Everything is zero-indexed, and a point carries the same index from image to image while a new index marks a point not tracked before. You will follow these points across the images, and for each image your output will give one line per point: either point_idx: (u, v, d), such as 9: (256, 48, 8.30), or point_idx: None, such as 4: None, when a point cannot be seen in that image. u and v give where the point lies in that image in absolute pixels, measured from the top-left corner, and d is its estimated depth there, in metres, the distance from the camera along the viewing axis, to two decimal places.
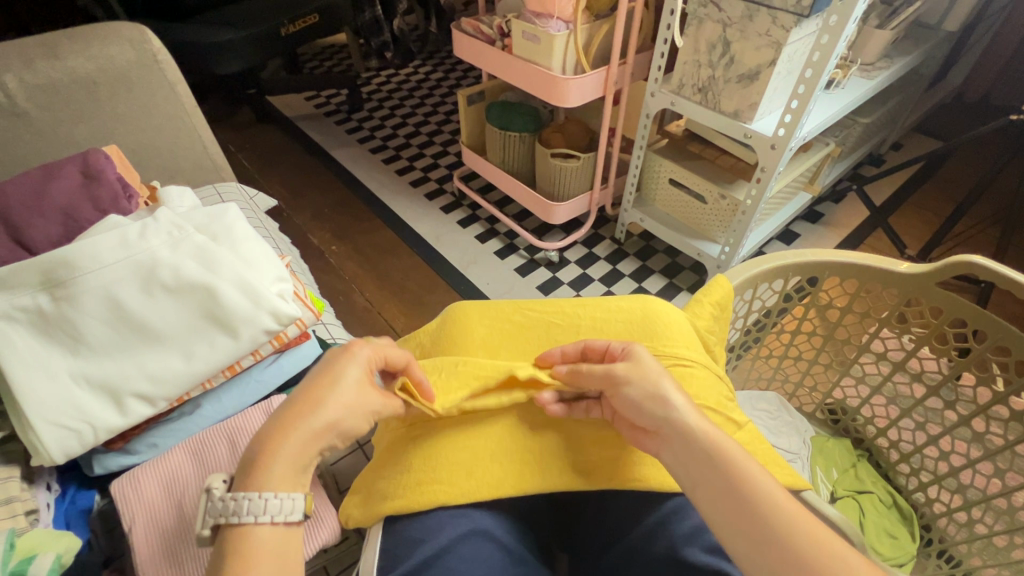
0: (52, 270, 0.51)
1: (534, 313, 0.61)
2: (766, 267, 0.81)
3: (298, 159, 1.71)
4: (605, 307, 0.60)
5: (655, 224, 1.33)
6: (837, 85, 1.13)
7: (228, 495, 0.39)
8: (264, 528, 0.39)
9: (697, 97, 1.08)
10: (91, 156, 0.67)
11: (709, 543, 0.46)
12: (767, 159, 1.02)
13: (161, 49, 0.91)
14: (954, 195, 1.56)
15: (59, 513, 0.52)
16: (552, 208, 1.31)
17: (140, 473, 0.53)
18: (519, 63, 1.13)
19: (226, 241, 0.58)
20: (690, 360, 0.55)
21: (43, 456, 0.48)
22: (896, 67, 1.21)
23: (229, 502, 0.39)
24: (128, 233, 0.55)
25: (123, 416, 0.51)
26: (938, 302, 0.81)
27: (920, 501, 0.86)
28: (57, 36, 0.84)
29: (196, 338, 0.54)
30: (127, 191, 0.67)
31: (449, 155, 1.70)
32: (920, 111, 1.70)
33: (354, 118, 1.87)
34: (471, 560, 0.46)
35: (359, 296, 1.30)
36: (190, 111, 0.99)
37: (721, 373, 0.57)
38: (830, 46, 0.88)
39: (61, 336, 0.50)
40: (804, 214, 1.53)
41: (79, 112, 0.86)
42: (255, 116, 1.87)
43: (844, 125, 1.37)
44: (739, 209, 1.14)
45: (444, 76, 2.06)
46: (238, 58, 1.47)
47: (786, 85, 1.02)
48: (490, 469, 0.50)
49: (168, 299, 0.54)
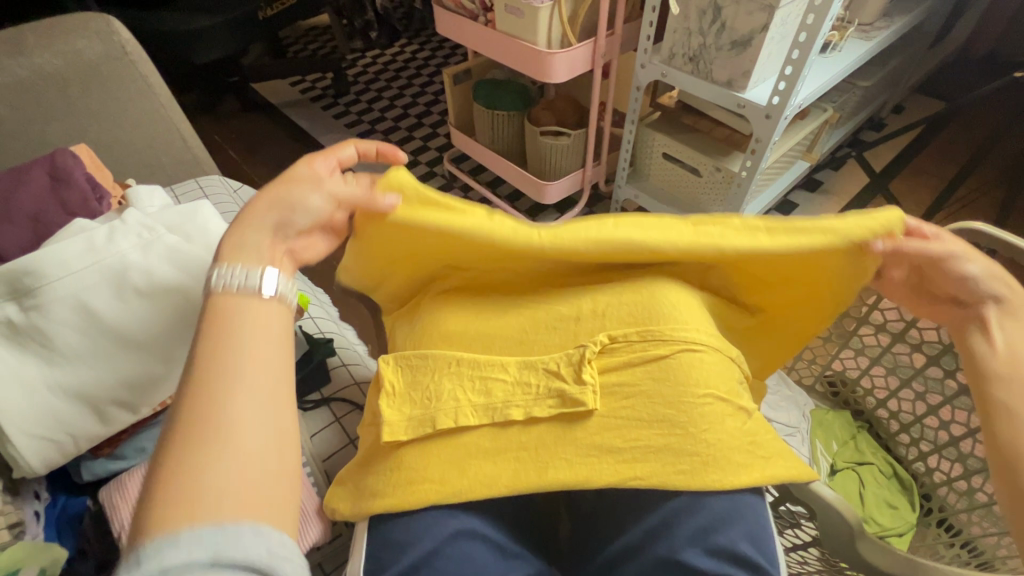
0: (18, 280, 0.50)
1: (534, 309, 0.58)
2: None
3: (285, 146, 1.68)
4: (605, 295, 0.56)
5: (649, 200, 1.30)
6: (833, 48, 1.08)
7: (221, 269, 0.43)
8: (245, 296, 0.43)
9: (688, 67, 1.04)
10: (59, 157, 0.65)
11: (711, 544, 0.46)
12: (761, 129, 0.99)
13: (130, 40, 0.88)
14: (958, 157, 1.53)
15: (50, 521, 0.53)
16: (544, 186, 1.28)
17: (128, 481, 0.53)
18: (501, 39, 1.09)
19: (199, 239, 0.57)
20: (700, 345, 0.51)
21: (25, 467, 0.49)
22: (897, 26, 1.16)
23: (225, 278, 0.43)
24: (96, 237, 0.53)
25: (105, 425, 0.51)
26: None
27: (920, 471, 0.85)
28: (21, 31, 0.81)
29: (175, 342, 0.53)
30: (97, 192, 0.65)
31: (439, 137, 1.67)
32: (922, 70, 1.65)
33: (341, 102, 1.83)
34: (459, 561, 0.48)
35: None
36: (167, 105, 0.96)
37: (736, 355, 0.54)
38: (824, 10, 0.84)
39: (34, 346, 0.49)
40: (804, 183, 1.50)
41: (51, 111, 0.84)
42: (239, 104, 1.83)
43: (843, 90, 1.33)
44: (734, 181, 1.11)
45: (432, 54, 2.01)
46: (216, 45, 1.43)
47: (780, 51, 0.98)
48: (482, 468, 0.50)
49: (141, 304, 0.52)
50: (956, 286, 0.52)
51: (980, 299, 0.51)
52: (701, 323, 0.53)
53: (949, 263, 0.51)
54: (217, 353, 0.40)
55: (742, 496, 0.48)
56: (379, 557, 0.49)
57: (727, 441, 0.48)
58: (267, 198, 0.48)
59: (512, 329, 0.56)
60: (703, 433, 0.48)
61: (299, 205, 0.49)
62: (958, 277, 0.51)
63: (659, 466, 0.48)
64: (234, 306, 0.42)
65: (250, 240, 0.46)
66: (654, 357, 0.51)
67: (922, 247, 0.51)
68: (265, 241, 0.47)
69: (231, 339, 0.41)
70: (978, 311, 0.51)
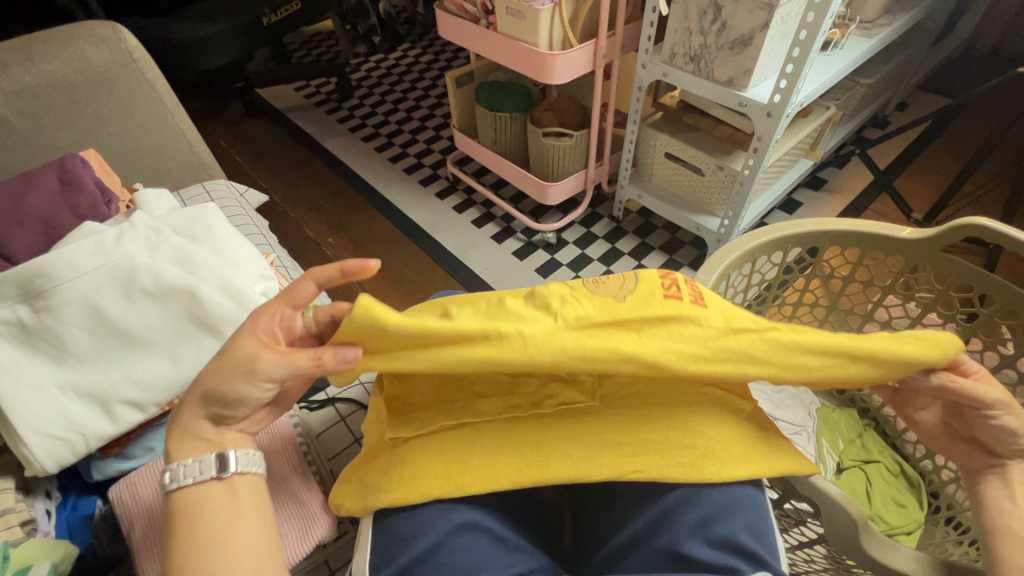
0: (28, 282, 0.51)
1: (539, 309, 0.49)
2: (764, 240, 0.79)
3: (290, 150, 1.69)
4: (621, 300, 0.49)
5: (652, 199, 1.30)
6: (834, 46, 1.08)
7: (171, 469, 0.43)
8: (208, 488, 0.43)
9: (689, 67, 1.05)
10: (68, 162, 0.66)
11: (713, 536, 0.46)
12: (763, 127, 0.99)
13: (137, 47, 0.89)
14: (963, 154, 1.52)
15: (61, 520, 0.54)
16: (547, 187, 1.28)
17: (137, 479, 0.54)
18: (503, 41, 1.10)
19: (206, 241, 0.58)
20: None
21: (36, 466, 0.49)
22: (899, 24, 1.15)
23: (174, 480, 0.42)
24: (105, 239, 0.54)
25: (113, 424, 0.52)
26: (945, 268, 0.79)
27: (928, 469, 0.85)
28: (31, 40, 0.82)
29: (182, 342, 0.54)
30: (106, 196, 0.67)
31: (442, 140, 1.68)
32: (926, 67, 1.64)
33: (345, 106, 1.84)
34: (461, 552, 0.48)
35: (358, 287, 1.30)
36: (173, 111, 0.97)
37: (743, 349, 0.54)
38: (823, 7, 0.84)
39: (45, 348, 0.51)
40: (807, 181, 1.49)
41: (59, 117, 0.85)
42: (244, 109, 1.85)
43: (845, 87, 1.33)
44: (737, 179, 1.11)
45: (434, 58, 2.02)
46: (222, 51, 1.45)
47: (781, 49, 0.98)
48: (485, 462, 0.50)
49: (150, 304, 0.54)
50: (986, 435, 0.49)
51: (1005, 458, 0.49)
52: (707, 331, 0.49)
53: (983, 415, 0.48)
54: (193, 551, 0.40)
55: (742, 489, 0.49)
56: (383, 551, 0.49)
57: (728, 434, 0.49)
58: (196, 397, 0.45)
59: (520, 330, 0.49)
60: (699, 425, 0.49)
61: (236, 400, 0.45)
62: (991, 427, 0.48)
63: (660, 459, 0.49)
64: (197, 498, 0.42)
65: (203, 432, 0.45)
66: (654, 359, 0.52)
67: (968, 390, 0.48)
68: (228, 413, 0.45)
69: (203, 533, 0.41)
70: (1000, 464, 0.49)
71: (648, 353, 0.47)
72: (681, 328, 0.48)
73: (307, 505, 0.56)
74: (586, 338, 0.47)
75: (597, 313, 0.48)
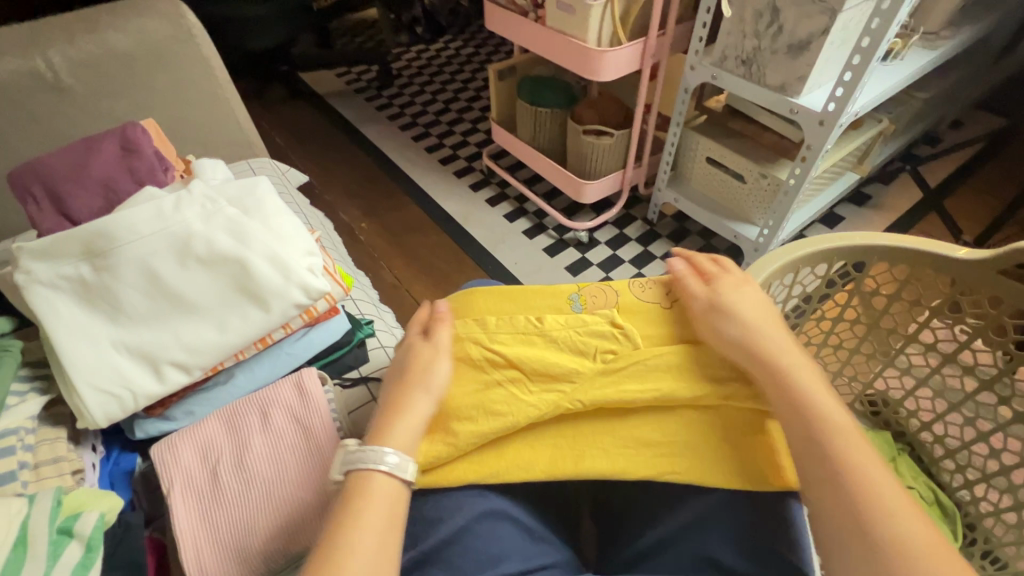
0: (93, 242, 0.53)
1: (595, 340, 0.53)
2: (809, 250, 0.77)
3: (329, 135, 1.72)
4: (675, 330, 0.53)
5: (689, 204, 1.28)
6: (895, 56, 1.04)
7: (359, 447, 0.46)
8: (382, 481, 0.45)
9: (740, 70, 1.02)
10: (130, 130, 0.68)
11: (745, 545, 0.46)
12: (814, 136, 0.96)
13: (196, 24, 0.91)
14: (1019, 178, 1.46)
15: (104, 473, 0.56)
16: (582, 186, 1.27)
17: (177, 440, 0.56)
18: (551, 35, 1.09)
19: (256, 214, 0.59)
20: None
21: (88, 419, 0.51)
22: (963, 37, 1.11)
23: (360, 455, 0.46)
24: (164, 205, 0.57)
25: (161, 383, 0.54)
26: (999, 292, 0.75)
27: (964, 499, 0.81)
28: (99, 12, 0.86)
29: (230, 311, 0.56)
30: (163, 164, 0.69)
31: (479, 133, 1.68)
32: (984, 86, 1.58)
33: (384, 95, 1.86)
34: (488, 537, 0.48)
35: (388, 273, 1.31)
36: (225, 88, 0.99)
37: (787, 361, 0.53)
38: (890, 13, 0.81)
39: (103, 306, 0.53)
40: (851, 196, 1.45)
41: (119, 88, 0.88)
42: (287, 92, 1.88)
43: (900, 100, 1.29)
44: (781, 189, 1.09)
45: (475, 51, 2.02)
46: (271, 33, 1.48)
47: (839, 57, 0.95)
48: (521, 453, 0.51)
49: (202, 272, 0.56)
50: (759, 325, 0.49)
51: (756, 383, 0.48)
52: None
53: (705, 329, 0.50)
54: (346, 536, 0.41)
55: (780, 501, 0.47)
56: (410, 530, 0.50)
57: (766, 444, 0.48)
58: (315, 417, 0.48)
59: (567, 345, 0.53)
60: None
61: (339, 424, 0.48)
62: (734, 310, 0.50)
63: (694, 463, 0.48)
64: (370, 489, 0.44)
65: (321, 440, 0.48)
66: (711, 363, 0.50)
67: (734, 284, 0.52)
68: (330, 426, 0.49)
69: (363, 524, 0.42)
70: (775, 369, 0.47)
71: (688, 393, 0.49)
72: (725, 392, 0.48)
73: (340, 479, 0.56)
74: (624, 384, 0.50)
75: (641, 350, 0.51)
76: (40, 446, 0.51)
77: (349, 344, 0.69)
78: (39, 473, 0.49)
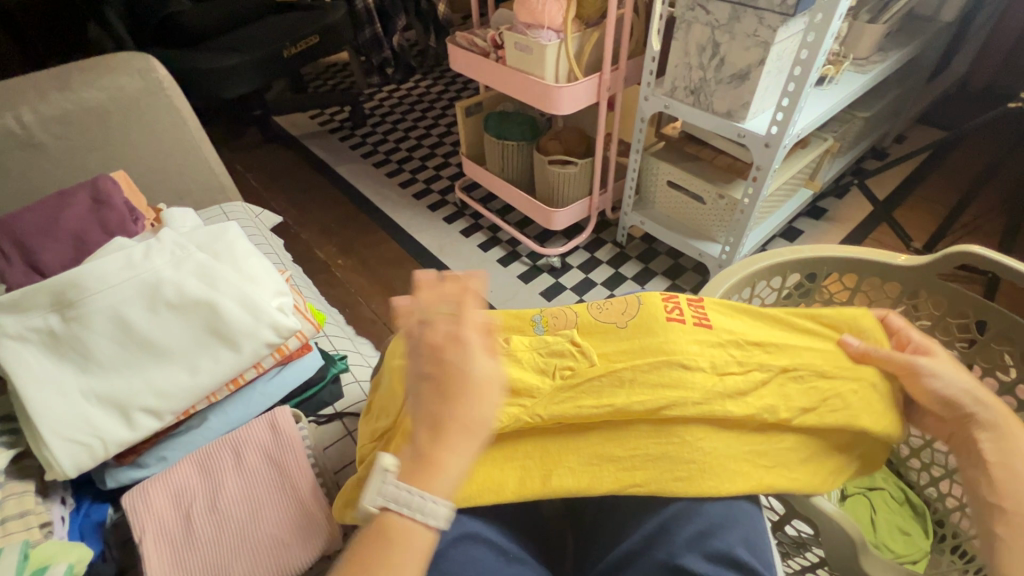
0: (62, 292, 0.54)
1: (549, 358, 0.55)
2: (762, 265, 0.81)
3: (303, 175, 1.75)
4: (634, 347, 0.55)
5: (655, 226, 1.33)
6: (829, 81, 1.13)
7: (403, 485, 0.42)
8: (419, 526, 0.42)
9: (690, 99, 1.09)
10: (100, 182, 0.70)
11: (709, 549, 0.47)
12: (762, 157, 1.02)
13: (167, 77, 0.94)
14: (960, 186, 1.55)
15: (74, 526, 0.55)
16: (551, 213, 1.32)
17: (149, 487, 0.56)
18: (511, 73, 1.15)
19: (226, 258, 0.61)
20: (695, 365, 0.52)
21: (57, 470, 0.51)
22: (892, 60, 1.20)
23: (403, 493, 0.42)
24: (133, 254, 0.58)
25: (132, 430, 0.54)
26: (940, 294, 0.79)
27: (932, 496, 0.79)
28: (69, 69, 0.88)
29: (201, 353, 0.58)
30: (134, 215, 0.70)
31: (451, 167, 1.73)
32: (922, 102, 1.69)
33: (357, 134, 1.91)
34: (462, 562, 0.49)
35: (365, 307, 1.33)
36: (196, 135, 1.02)
37: (773, 369, 0.53)
38: (817, 44, 0.88)
39: (73, 355, 0.54)
40: (808, 211, 1.52)
41: (91, 141, 0.90)
42: (261, 135, 1.91)
43: (843, 119, 1.37)
44: (738, 208, 1.14)
45: (444, 89, 2.10)
46: (244, 81, 1.52)
47: (777, 84, 1.02)
48: (491, 475, 0.52)
49: (172, 316, 0.57)
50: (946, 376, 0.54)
51: (962, 415, 0.52)
52: (711, 357, 0.53)
53: (915, 377, 0.53)
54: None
55: (737, 503, 0.50)
56: None
57: (742, 454, 0.50)
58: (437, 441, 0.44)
59: (523, 365, 0.55)
60: (697, 440, 0.50)
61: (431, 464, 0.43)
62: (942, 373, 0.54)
63: (658, 473, 0.50)
64: (404, 532, 0.41)
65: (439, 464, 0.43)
66: (665, 375, 0.52)
67: (908, 335, 0.58)
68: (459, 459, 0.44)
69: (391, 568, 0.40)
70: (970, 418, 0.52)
71: (642, 406, 0.51)
72: (680, 404, 0.50)
73: (307, 510, 0.56)
74: (583, 399, 0.52)
75: (598, 367, 0.54)
76: (6, 501, 0.50)
77: (322, 381, 0.70)
78: (5, 528, 0.48)
